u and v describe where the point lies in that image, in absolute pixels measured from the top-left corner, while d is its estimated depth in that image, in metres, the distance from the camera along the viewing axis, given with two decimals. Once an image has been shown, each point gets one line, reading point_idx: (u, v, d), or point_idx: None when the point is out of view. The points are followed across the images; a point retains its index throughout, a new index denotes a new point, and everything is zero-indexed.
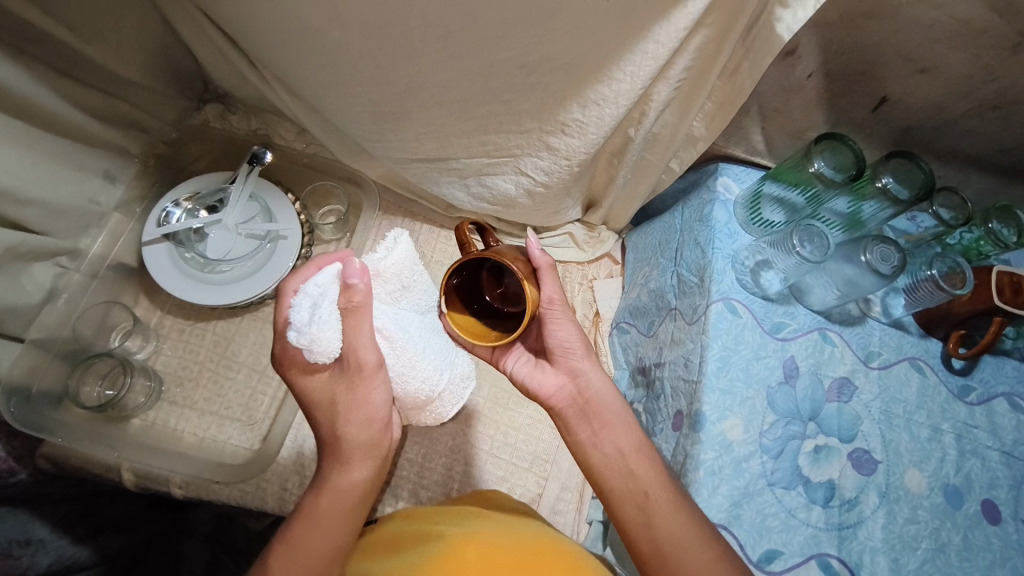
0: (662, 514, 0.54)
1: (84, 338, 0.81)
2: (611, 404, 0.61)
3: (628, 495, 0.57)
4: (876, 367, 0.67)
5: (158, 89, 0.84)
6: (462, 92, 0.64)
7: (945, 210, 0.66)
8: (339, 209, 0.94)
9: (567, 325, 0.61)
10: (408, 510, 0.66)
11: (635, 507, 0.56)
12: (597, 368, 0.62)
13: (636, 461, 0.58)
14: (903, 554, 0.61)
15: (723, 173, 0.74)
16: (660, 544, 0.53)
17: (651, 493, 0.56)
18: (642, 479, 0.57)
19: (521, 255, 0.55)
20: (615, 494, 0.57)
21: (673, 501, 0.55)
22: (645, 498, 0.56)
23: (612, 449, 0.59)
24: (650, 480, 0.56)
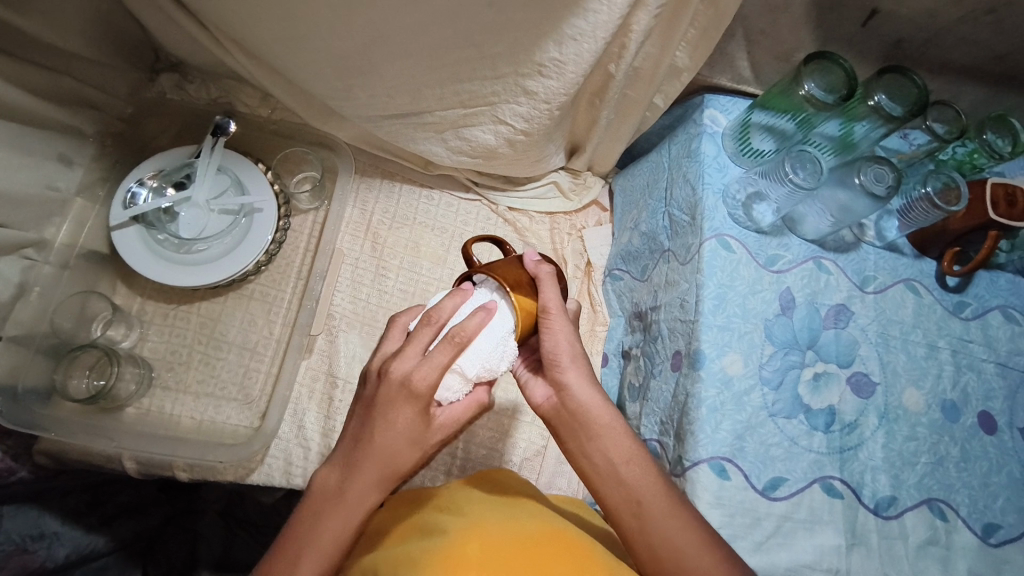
0: (658, 523, 0.53)
1: (65, 331, 0.78)
2: (600, 416, 0.57)
3: (624, 506, 0.55)
4: (872, 292, 0.67)
5: (105, 60, 0.78)
6: (430, 38, 0.60)
7: (940, 124, 0.64)
8: (314, 175, 0.90)
9: (559, 336, 0.57)
10: (416, 496, 0.66)
11: (631, 515, 0.54)
12: (583, 380, 0.58)
13: (637, 468, 0.55)
14: (903, 470, 0.62)
15: (710, 105, 0.71)
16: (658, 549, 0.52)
17: (645, 502, 0.54)
18: (639, 486, 0.55)
19: (515, 265, 0.57)
20: (620, 509, 0.55)
21: (671, 505, 0.54)
22: (638, 504, 0.54)
23: (603, 460, 0.56)
24: (645, 489, 0.54)
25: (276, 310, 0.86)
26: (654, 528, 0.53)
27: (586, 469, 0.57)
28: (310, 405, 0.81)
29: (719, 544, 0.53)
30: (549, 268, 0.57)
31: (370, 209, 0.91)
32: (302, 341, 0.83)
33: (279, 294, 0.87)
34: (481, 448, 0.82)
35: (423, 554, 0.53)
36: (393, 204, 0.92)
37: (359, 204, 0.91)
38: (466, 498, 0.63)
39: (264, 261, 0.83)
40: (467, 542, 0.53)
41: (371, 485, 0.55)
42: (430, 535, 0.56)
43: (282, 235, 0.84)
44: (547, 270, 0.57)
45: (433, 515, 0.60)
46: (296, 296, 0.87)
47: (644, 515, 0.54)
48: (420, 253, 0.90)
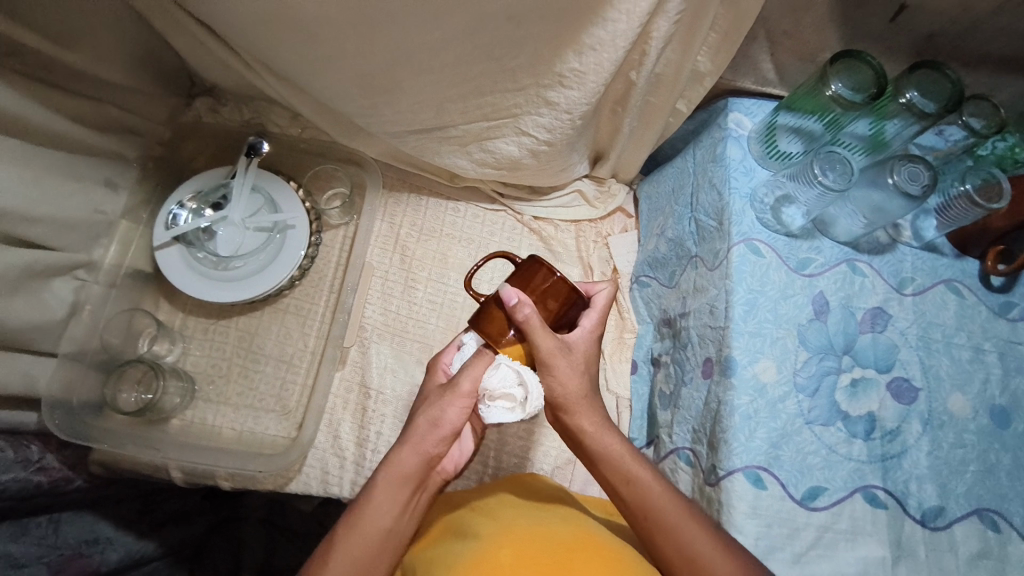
0: (672, 532, 0.54)
1: (114, 347, 0.82)
2: (604, 444, 0.59)
3: (637, 518, 0.57)
4: (910, 294, 0.65)
5: (145, 88, 0.82)
6: (451, 54, 0.61)
7: (976, 119, 0.62)
8: (344, 192, 0.93)
9: (562, 374, 0.57)
10: (452, 501, 0.67)
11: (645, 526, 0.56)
12: (589, 411, 0.60)
13: (642, 488, 0.57)
14: (950, 479, 0.60)
15: (734, 108, 0.70)
16: (676, 563, 0.54)
17: (654, 515, 0.55)
18: (644, 505, 0.56)
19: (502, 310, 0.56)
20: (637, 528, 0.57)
21: (680, 519, 0.54)
22: (646, 520, 0.56)
23: (613, 483, 0.59)
24: (652, 503, 0.56)
25: (310, 324, 0.88)
26: (666, 544, 0.54)
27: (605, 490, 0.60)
28: (344, 416, 0.83)
29: (737, 549, 0.53)
30: (525, 313, 0.54)
31: (398, 222, 0.93)
32: (335, 353, 0.84)
33: (313, 307, 0.89)
34: (511, 457, 0.82)
35: (459, 557, 0.53)
36: (420, 217, 0.94)
37: (387, 218, 0.93)
38: (500, 503, 0.63)
39: (297, 276, 0.86)
40: (501, 544, 0.53)
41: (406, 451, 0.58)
42: (463, 536, 0.57)
43: (314, 250, 0.87)
44: (527, 313, 0.54)
45: (468, 517, 0.61)
46: (329, 309, 0.89)
47: (656, 532, 0.55)
48: (447, 264, 0.92)
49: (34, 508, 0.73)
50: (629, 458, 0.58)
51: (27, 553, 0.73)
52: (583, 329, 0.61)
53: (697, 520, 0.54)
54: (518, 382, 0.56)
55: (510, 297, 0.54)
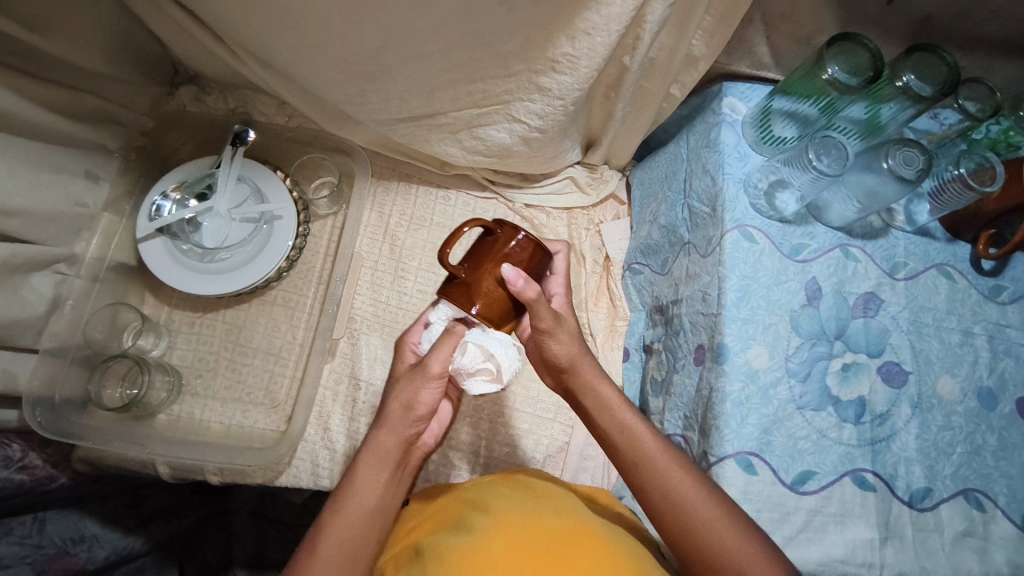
0: (664, 481, 0.54)
1: (98, 342, 0.80)
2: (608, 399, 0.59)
3: (631, 467, 0.56)
4: (902, 279, 0.65)
5: (127, 76, 0.80)
6: (440, 39, 0.59)
7: (971, 102, 0.61)
8: (331, 180, 0.91)
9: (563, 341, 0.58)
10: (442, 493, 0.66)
11: (637, 475, 0.56)
12: (597, 368, 0.60)
13: (637, 435, 0.57)
14: (938, 461, 0.61)
15: (728, 93, 0.69)
16: (661, 512, 0.54)
17: (648, 464, 0.55)
18: (636, 451, 0.56)
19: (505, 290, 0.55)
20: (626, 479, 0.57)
21: (670, 467, 0.54)
22: (637, 469, 0.56)
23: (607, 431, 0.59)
24: (648, 453, 0.56)
25: (299, 316, 0.87)
26: (654, 492, 0.54)
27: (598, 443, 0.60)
28: (334, 408, 0.82)
29: (726, 501, 0.53)
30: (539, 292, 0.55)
31: (388, 211, 0.92)
32: (324, 345, 0.84)
33: (302, 298, 0.88)
34: (505, 446, 0.82)
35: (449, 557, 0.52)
36: (410, 206, 0.92)
37: (376, 207, 0.92)
38: (492, 493, 0.62)
39: (285, 267, 0.84)
40: (492, 543, 0.53)
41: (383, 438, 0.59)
42: (455, 531, 0.56)
43: (302, 241, 0.85)
44: (536, 291, 0.55)
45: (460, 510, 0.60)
46: (318, 300, 0.88)
47: (647, 482, 0.55)
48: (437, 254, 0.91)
49: (16, 509, 0.72)
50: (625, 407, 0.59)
51: (11, 552, 0.73)
52: (559, 296, 0.66)
53: (689, 469, 0.55)
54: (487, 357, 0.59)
55: (517, 279, 0.54)
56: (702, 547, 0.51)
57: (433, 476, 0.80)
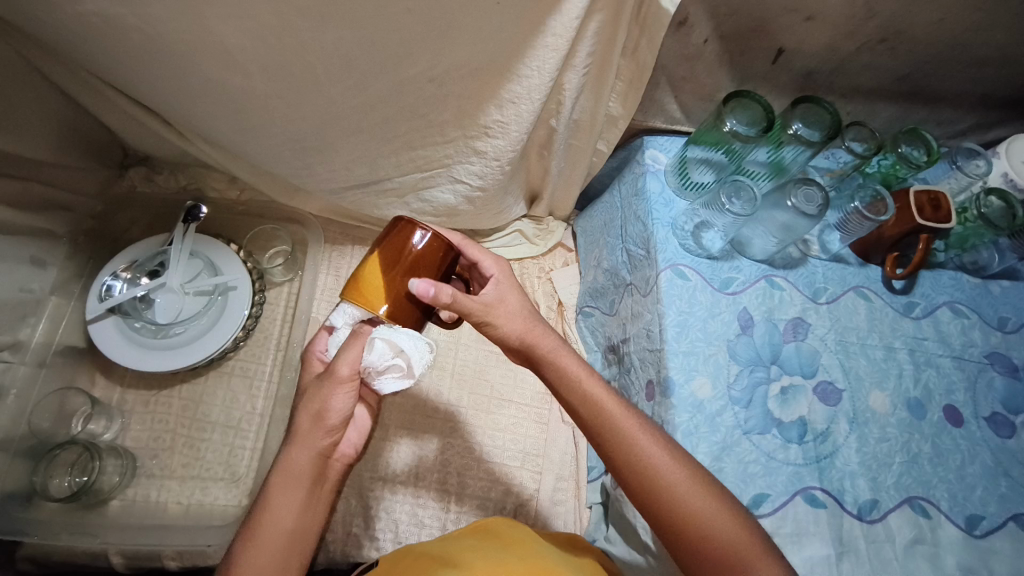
0: (623, 442, 0.54)
1: (44, 431, 0.77)
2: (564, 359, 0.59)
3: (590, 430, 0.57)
4: (825, 302, 0.71)
5: (76, 163, 0.81)
6: (378, 114, 0.64)
7: (857, 143, 0.69)
8: (285, 249, 0.93)
9: (504, 321, 0.59)
10: (406, 550, 0.64)
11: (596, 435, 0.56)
12: (543, 329, 0.60)
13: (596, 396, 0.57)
14: (879, 472, 0.64)
15: (649, 146, 0.76)
16: (621, 473, 0.54)
17: (604, 427, 0.55)
18: (597, 413, 0.56)
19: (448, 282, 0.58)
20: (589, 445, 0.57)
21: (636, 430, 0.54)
22: (599, 435, 0.56)
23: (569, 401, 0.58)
24: (608, 413, 0.56)
25: (258, 385, 0.87)
26: (616, 453, 0.54)
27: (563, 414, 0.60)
28: None
29: (687, 461, 0.53)
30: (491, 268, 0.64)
31: (343, 274, 0.94)
32: (285, 413, 0.84)
33: (260, 367, 0.88)
34: (474, 498, 0.82)
35: None
36: None
37: (332, 271, 0.94)
38: (458, 547, 0.62)
39: (243, 336, 0.85)
40: None
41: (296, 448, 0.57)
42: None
43: (258, 309, 0.86)
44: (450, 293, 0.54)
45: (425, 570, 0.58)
46: (276, 367, 0.88)
47: (608, 444, 0.55)
48: None
49: None
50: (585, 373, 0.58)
51: None
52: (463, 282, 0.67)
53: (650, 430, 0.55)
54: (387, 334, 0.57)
55: (428, 288, 0.52)
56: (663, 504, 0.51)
57: (403, 538, 0.78)
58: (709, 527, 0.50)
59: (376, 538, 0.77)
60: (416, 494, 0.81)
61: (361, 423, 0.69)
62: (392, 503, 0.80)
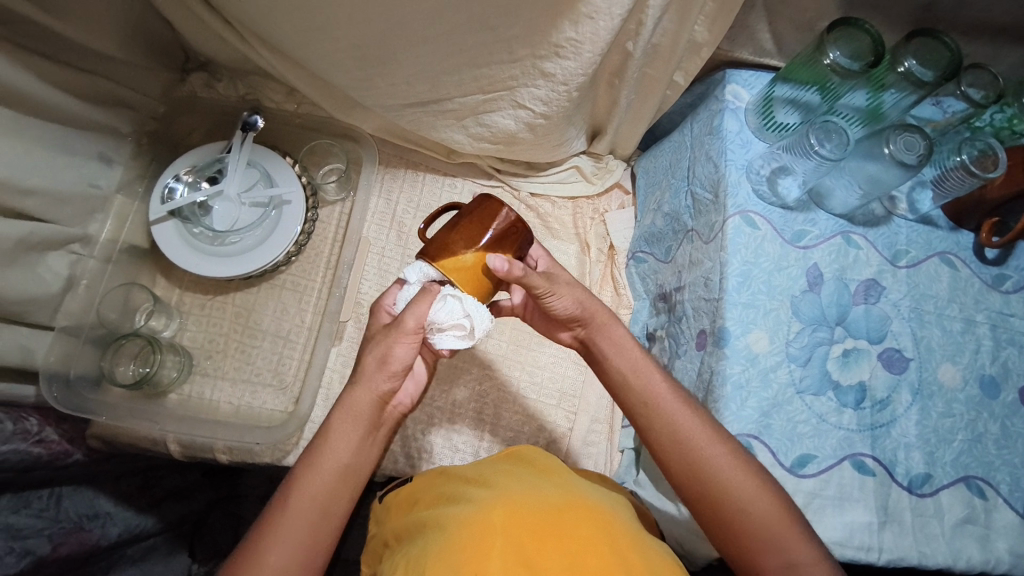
0: (667, 416, 0.57)
1: (111, 322, 0.82)
2: (619, 336, 0.62)
3: (636, 404, 0.59)
4: (905, 266, 0.65)
5: (139, 62, 0.81)
6: (445, 23, 0.60)
7: (974, 89, 0.62)
8: (339, 166, 0.92)
9: (565, 298, 0.61)
10: (441, 469, 0.66)
11: (641, 407, 0.59)
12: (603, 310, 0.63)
13: (644, 373, 0.60)
14: (938, 447, 0.61)
15: (731, 80, 0.70)
16: (663, 443, 0.57)
17: (651, 401, 0.58)
18: (643, 388, 0.59)
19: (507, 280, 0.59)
20: (632, 414, 0.60)
21: (680, 407, 0.57)
22: (646, 409, 0.58)
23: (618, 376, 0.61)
24: (654, 389, 0.59)
25: (307, 299, 0.89)
26: (660, 427, 0.57)
27: (608, 386, 0.63)
28: (340, 390, 0.84)
29: (731, 439, 0.56)
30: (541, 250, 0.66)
31: (395, 198, 0.93)
32: (332, 329, 0.85)
33: (310, 283, 0.89)
34: (509, 430, 0.83)
35: (450, 518, 0.54)
36: (417, 193, 0.93)
37: (384, 194, 0.93)
38: (496, 468, 0.63)
39: (295, 251, 0.86)
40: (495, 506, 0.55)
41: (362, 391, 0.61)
42: (457, 502, 0.57)
43: (311, 226, 0.87)
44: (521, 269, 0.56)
45: (459, 485, 0.61)
46: (325, 285, 0.90)
47: (653, 416, 0.58)
48: None
49: (31, 483, 0.70)
50: (630, 344, 0.62)
51: (29, 524, 0.69)
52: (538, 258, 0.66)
53: (694, 408, 0.57)
54: (465, 313, 0.56)
55: (503, 263, 0.55)
56: (703, 477, 0.54)
57: (438, 459, 0.80)
58: (745, 502, 0.53)
59: (413, 456, 0.80)
60: (452, 419, 0.82)
61: (418, 376, 0.70)
62: (428, 425, 0.82)
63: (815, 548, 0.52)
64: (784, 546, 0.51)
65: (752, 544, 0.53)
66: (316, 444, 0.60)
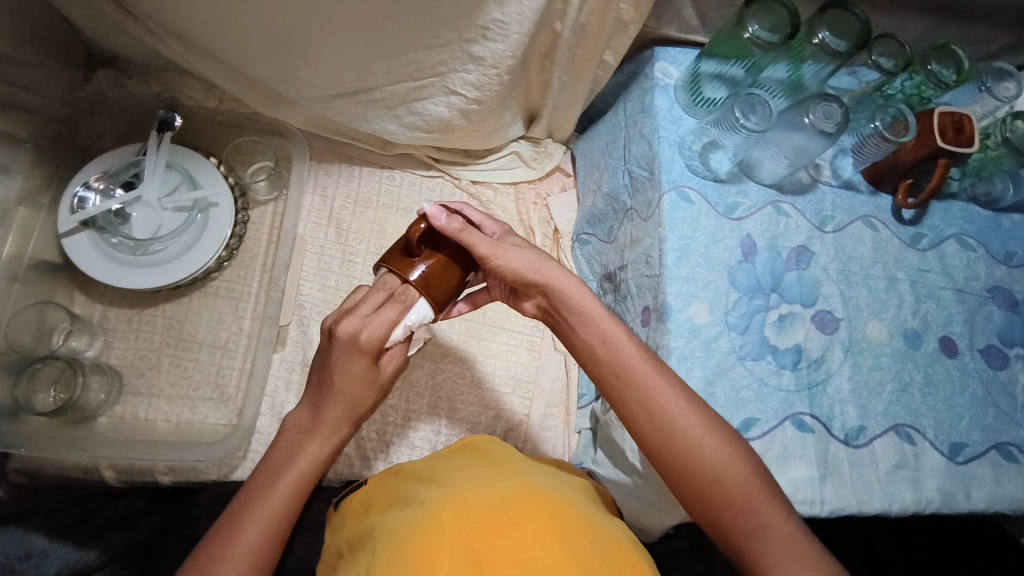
0: (640, 386, 0.55)
1: (25, 346, 0.75)
2: (585, 300, 0.59)
3: (608, 375, 0.57)
4: (831, 231, 0.68)
5: (34, 60, 0.74)
6: (366, 7, 0.58)
7: (886, 57, 0.66)
8: (268, 164, 0.88)
9: (513, 259, 0.58)
10: (397, 468, 0.65)
11: (613, 377, 0.57)
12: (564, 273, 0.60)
13: (615, 344, 0.58)
14: (869, 400, 0.64)
15: (660, 58, 0.71)
16: (641, 422, 0.55)
17: (623, 372, 0.56)
18: (616, 359, 0.57)
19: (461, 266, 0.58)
20: (608, 392, 0.58)
21: (653, 376, 0.56)
22: (618, 379, 0.57)
23: (587, 344, 0.59)
24: (628, 359, 0.57)
25: (244, 305, 0.85)
26: (633, 398, 0.56)
27: (580, 355, 0.60)
28: (288, 397, 0.80)
29: (701, 407, 0.56)
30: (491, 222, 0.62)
31: (331, 194, 0.90)
32: (271, 334, 0.81)
33: (246, 288, 0.85)
34: (466, 422, 0.82)
35: (403, 524, 0.54)
36: (354, 187, 0.90)
37: (319, 190, 0.89)
38: (449, 464, 0.62)
39: (226, 256, 0.82)
40: (441, 508, 0.54)
41: (340, 418, 0.59)
42: (410, 505, 0.56)
43: (242, 228, 0.83)
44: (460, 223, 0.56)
45: (413, 485, 0.60)
46: (262, 290, 0.85)
47: (625, 387, 0.56)
48: (386, 236, 0.89)
49: None
50: (605, 318, 0.58)
51: None
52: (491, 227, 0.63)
53: (665, 375, 0.56)
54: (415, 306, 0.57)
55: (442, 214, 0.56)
56: (680, 451, 0.54)
57: (395, 458, 0.79)
58: (721, 472, 0.53)
59: (368, 458, 0.78)
60: (408, 415, 0.81)
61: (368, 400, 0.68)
62: (383, 424, 0.80)
63: (785, 511, 0.53)
64: (753, 511, 0.53)
65: (723, 510, 0.53)
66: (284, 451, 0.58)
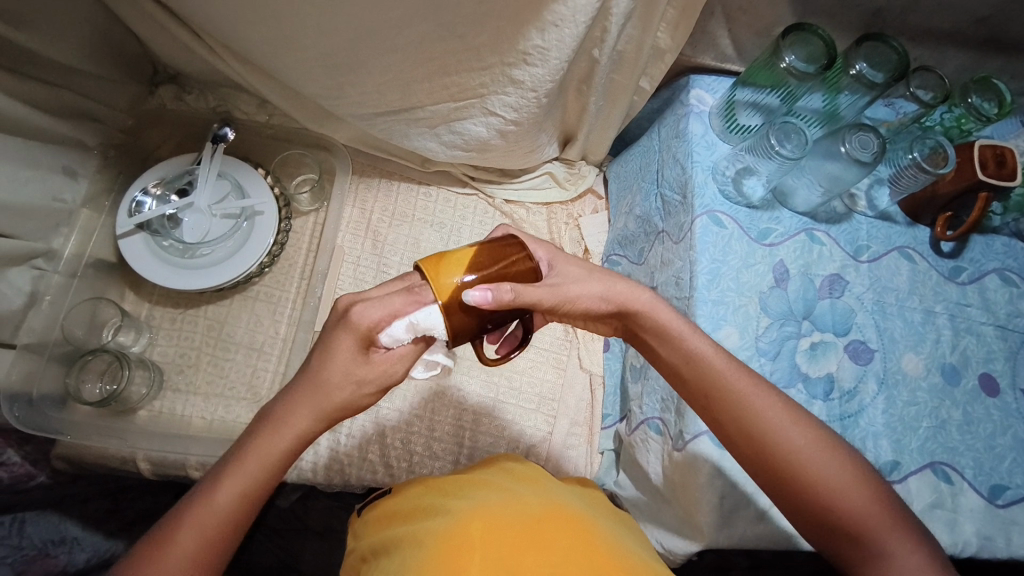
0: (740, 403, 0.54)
1: (78, 339, 0.80)
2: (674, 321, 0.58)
3: (700, 394, 0.56)
4: (866, 261, 0.68)
5: (106, 74, 0.80)
6: (414, 31, 0.61)
7: (923, 90, 0.66)
8: (313, 177, 0.92)
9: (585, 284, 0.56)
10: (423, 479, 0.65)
11: (705, 398, 0.55)
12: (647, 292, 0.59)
13: (705, 360, 0.56)
14: (904, 435, 0.63)
15: (695, 85, 0.73)
16: (740, 444, 0.54)
17: (717, 392, 0.55)
18: (708, 377, 0.55)
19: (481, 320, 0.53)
20: (703, 413, 0.56)
21: (751, 392, 0.55)
22: (710, 400, 0.55)
23: (674, 362, 0.57)
24: (723, 381, 0.55)
25: (280, 311, 0.87)
26: (732, 414, 0.54)
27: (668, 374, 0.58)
28: None
29: (805, 423, 0.55)
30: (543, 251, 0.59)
31: (369, 207, 0.93)
32: (307, 337, 0.85)
33: (284, 294, 0.88)
34: (489, 436, 0.83)
35: (432, 531, 0.54)
36: (392, 201, 0.93)
37: (358, 204, 0.93)
38: (471, 479, 0.63)
39: (268, 263, 0.85)
40: (468, 520, 0.54)
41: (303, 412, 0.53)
42: (435, 515, 0.57)
43: (283, 237, 0.86)
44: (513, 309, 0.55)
45: (438, 497, 0.60)
46: (299, 296, 0.88)
47: (722, 407, 0.55)
48: (419, 249, 0.91)
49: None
50: (691, 334, 0.57)
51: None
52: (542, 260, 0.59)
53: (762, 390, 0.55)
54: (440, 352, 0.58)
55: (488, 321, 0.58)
56: (788, 474, 0.53)
57: (417, 467, 0.80)
58: (837, 494, 0.52)
59: (392, 466, 0.79)
60: (432, 426, 0.82)
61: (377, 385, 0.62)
62: (407, 434, 0.81)
63: (910, 540, 0.51)
64: (873, 539, 0.51)
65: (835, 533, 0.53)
66: (240, 451, 0.53)
